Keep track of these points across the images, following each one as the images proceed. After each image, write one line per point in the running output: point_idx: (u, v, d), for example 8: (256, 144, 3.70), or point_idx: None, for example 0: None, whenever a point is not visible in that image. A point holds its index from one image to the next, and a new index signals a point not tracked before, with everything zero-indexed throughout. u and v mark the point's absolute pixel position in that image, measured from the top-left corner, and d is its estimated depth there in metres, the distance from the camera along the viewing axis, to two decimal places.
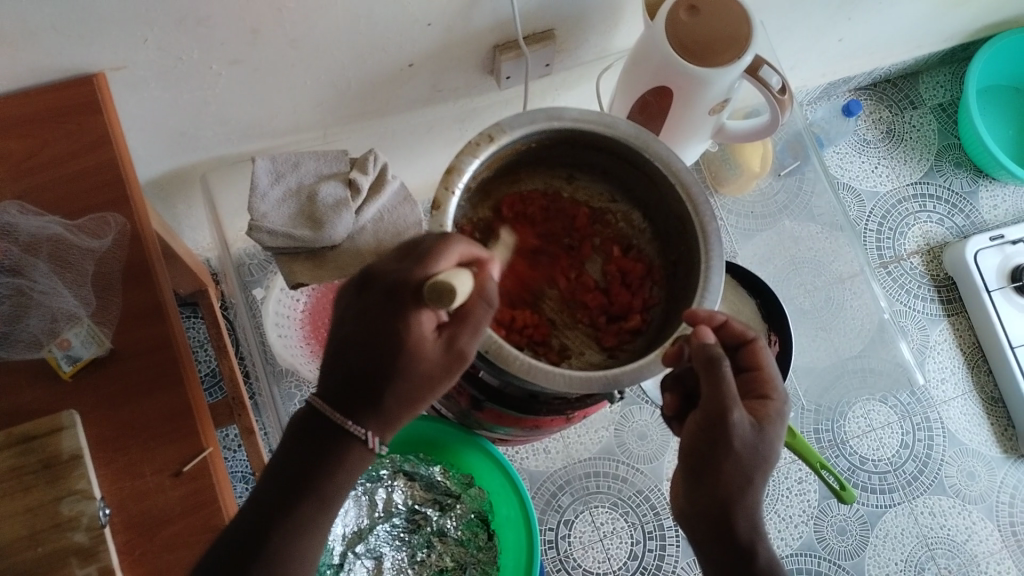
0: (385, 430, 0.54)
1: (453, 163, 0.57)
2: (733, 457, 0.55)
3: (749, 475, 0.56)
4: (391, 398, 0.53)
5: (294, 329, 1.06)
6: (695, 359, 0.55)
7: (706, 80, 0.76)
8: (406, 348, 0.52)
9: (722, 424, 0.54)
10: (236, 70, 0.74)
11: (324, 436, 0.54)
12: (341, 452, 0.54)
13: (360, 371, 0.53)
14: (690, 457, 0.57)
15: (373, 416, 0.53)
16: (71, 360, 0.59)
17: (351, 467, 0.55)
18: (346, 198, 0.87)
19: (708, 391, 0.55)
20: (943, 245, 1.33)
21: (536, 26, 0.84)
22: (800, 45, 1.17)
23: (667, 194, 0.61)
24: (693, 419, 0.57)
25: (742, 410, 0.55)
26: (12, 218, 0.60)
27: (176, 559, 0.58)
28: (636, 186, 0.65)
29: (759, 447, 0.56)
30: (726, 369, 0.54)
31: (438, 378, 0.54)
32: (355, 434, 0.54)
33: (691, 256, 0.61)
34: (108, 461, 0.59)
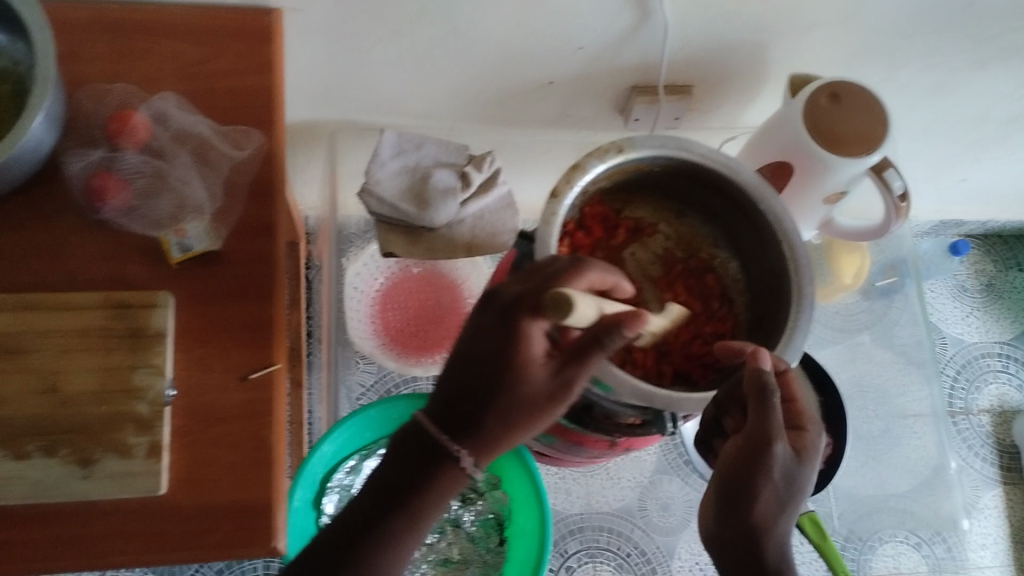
0: (482, 456, 0.58)
1: (578, 162, 0.59)
2: (769, 487, 0.56)
3: (783, 504, 0.56)
4: (492, 419, 0.57)
5: (364, 306, 1.11)
6: (748, 386, 0.57)
7: (831, 166, 0.78)
8: (518, 368, 0.56)
9: (761, 452, 0.55)
10: (396, 41, 0.80)
11: (425, 454, 0.58)
12: (434, 469, 0.58)
13: (467, 388, 0.58)
14: (726, 479, 0.57)
15: (475, 434, 0.57)
16: (183, 249, 0.63)
17: (442, 486, 0.58)
18: (456, 187, 0.91)
19: (754, 419, 0.56)
20: (1017, 411, 1.29)
21: (678, 78, 0.88)
22: (923, 173, 1.18)
23: (772, 249, 0.62)
24: (733, 445, 0.58)
25: (783, 442, 0.56)
26: (168, 109, 0.66)
27: (220, 456, 0.61)
28: (741, 234, 0.66)
29: (795, 478, 0.57)
30: (774, 403, 0.55)
31: (542, 400, 0.57)
32: (450, 451, 0.58)
33: (777, 313, 0.62)
34: (186, 349, 0.63)
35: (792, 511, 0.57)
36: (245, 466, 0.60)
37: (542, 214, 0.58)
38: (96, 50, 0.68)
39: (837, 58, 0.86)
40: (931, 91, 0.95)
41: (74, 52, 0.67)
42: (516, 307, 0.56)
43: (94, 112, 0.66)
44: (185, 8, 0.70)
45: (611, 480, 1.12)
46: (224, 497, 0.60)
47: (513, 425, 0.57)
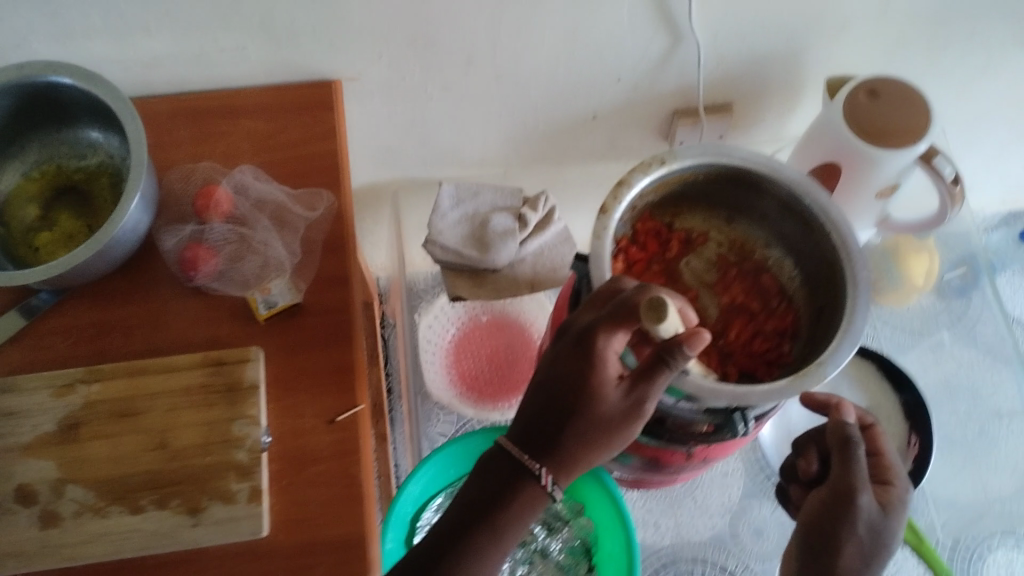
0: (563, 474, 0.59)
1: (623, 177, 0.62)
2: (853, 540, 0.65)
3: (866, 557, 0.65)
4: (571, 437, 0.58)
5: (439, 357, 1.12)
6: (833, 438, 0.70)
7: (878, 160, 0.78)
8: (593, 387, 0.58)
9: (846, 500, 0.66)
10: (446, 96, 0.85)
11: (507, 477, 0.60)
12: (519, 486, 0.59)
13: (546, 411, 0.60)
14: (813, 529, 0.67)
15: (554, 452, 0.59)
16: (268, 305, 0.68)
17: (526, 505, 0.59)
18: (514, 228, 0.95)
19: (839, 469, 0.68)
20: None
21: (717, 96, 0.90)
22: (983, 164, 1.16)
23: (822, 240, 0.63)
24: (814, 495, 0.62)
25: (863, 497, 0.61)
26: (246, 180, 0.72)
27: (316, 494, 0.65)
28: (791, 231, 0.67)
29: (877, 529, 0.66)
30: (856, 452, 0.67)
31: (616, 420, 0.58)
32: (531, 469, 0.59)
33: (835, 299, 0.62)
34: (277, 398, 0.67)
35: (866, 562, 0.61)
36: (338, 501, 0.65)
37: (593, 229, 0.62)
38: (181, 136, 0.75)
39: (875, 58, 0.87)
40: (978, 76, 0.94)
41: (162, 140, 0.74)
42: (590, 332, 0.59)
43: (181, 192, 0.72)
44: (255, 90, 0.77)
45: (699, 508, 1.11)
46: (321, 533, 0.64)
47: (588, 443, 0.58)
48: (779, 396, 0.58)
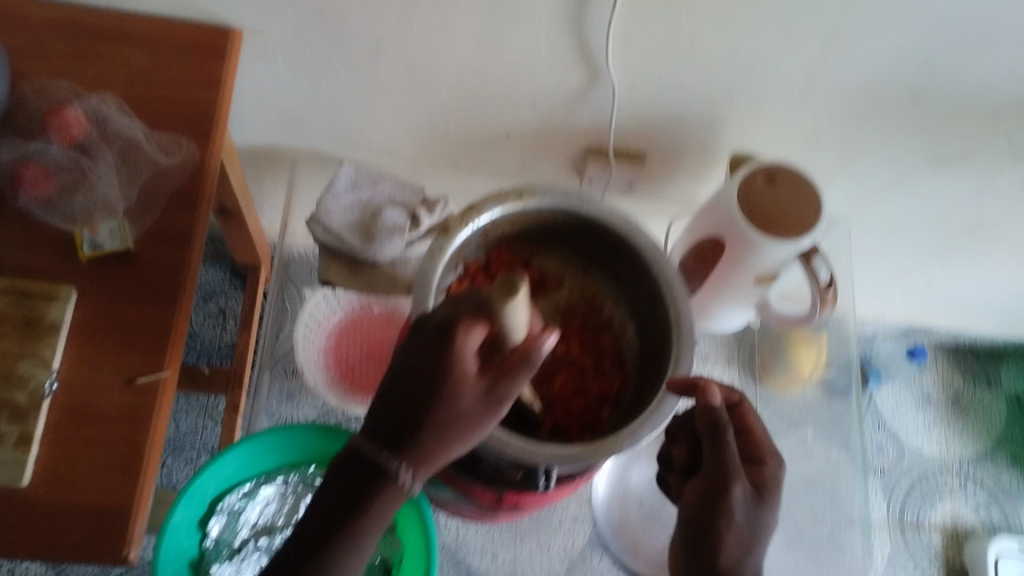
0: (420, 473, 0.52)
1: (477, 203, 0.61)
2: (734, 529, 0.58)
3: (748, 546, 0.58)
4: (428, 433, 0.51)
5: (317, 338, 1.05)
6: (699, 420, 0.61)
7: (761, 248, 0.78)
8: (454, 384, 0.51)
9: (721, 489, 0.58)
10: (354, 74, 0.81)
11: (359, 476, 0.52)
12: (375, 489, 0.51)
13: (398, 407, 0.52)
14: (689, 523, 0.59)
15: (410, 452, 0.51)
16: (93, 246, 0.65)
17: (384, 507, 0.52)
18: (404, 227, 0.91)
19: (712, 455, 0.59)
20: (969, 532, 1.26)
21: (629, 144, 0.88)
22: (885, 273, 1.17)
23: (660, 314, 0.64)
24: (693, 487, 0.60)
25: (742, 483, 0.59)
26: (107, 111, 0.70)
27: (90, 456, 0.61)
28: (639, 297, 0.68)
29: (757, 517, 0.59)
30: (727, 436, 0.59)
31: (475, 420, 0.52)
32: (389, 472, 0.51)
33: (657, 371, 0.64)
34: (78, 345, 0.64)
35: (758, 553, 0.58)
36: (112, 467, 0.61)
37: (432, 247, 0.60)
38: (54, 47, 0.70)
39: (789, 144, 0.87)
40: (887, 187, 0.94)
41: (33, 46, 0.70)
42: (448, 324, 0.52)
43: (36, 108, 0.69)
44: (145, 17, 0.73)
45: (540, 544, 1.05)
46: (84, 494, 0.61)
47: (446, 444, 0.52)
48: (568, 462, 0.59)
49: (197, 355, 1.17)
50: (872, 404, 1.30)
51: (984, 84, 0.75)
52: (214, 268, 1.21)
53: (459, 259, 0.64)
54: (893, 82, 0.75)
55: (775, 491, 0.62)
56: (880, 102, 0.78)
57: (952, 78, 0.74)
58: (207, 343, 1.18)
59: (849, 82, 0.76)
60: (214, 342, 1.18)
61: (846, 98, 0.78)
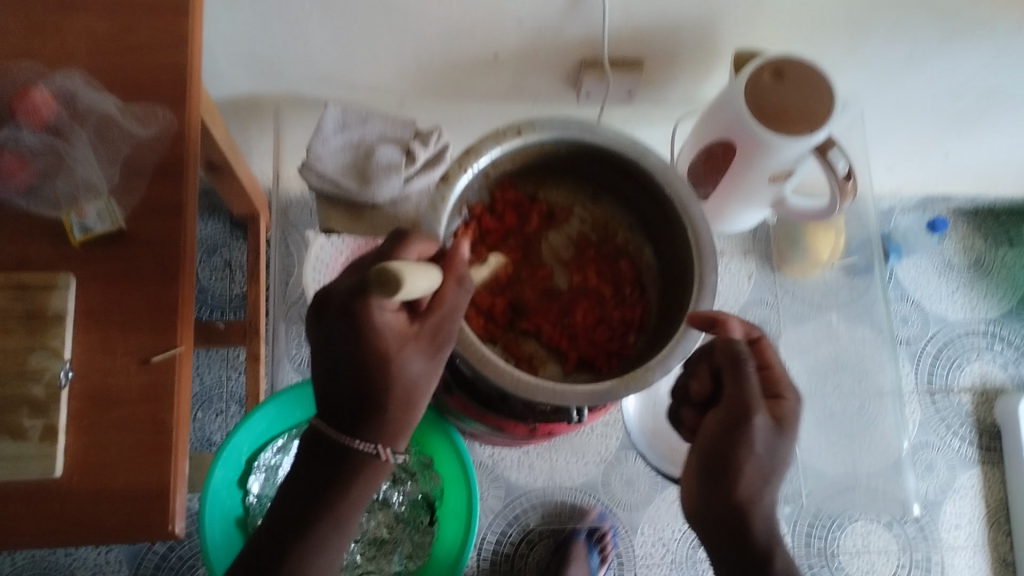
0: (398, 440, 0.53)
1: (475, 145, 0.59)
2: (752, 460, 0.58)
3: (766, 477, 0.59)
4: (387, 406, 0.51)
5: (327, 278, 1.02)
6: (721, 355, 0.61)
7: (773, 144, 0.75)
8: (392, 355, 0.50)
9: (739, 422, 0.58)
10: (327, 13, 0.76)
11: (332, 460, 0.53)
12: (352, 470, 0.53)
13: (343, 392, 0.52)
14: (707, 454, 0.59)
15: (380, 427, 0.52)
16: (83, 229, 0.63)
17: (364, 483, 0.53)
18: (400, 163, 0.87)
19: (733, 389, 0.59)
20: (1000, 391, 1.25)
21: (624, 51, 0.84)
22: (901, 151, 1.13)
23: (677, 232, 0.62)
24: (714, 418, 0.60)
25: (763, 415, 0.58)
26: (75, 86, 0.66)
27: (118, 439, 0.61)
28: (654, 219, 0.66)
29: (775, 451, 0.59)
30: (748, 371, 0.59)
31: (427, 373, 0.52)
32: (366, 451, 0.52)
33: (682, 297, 0.61)
34: (86, 330, 0.63)
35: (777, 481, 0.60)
36: (142, 448, 0.61)
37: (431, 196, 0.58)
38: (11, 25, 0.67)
39: (793, 34, 0.82)
40: (899, 65, 0.89)
41: None
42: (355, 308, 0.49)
43: None
44: None
45: (575, 453, 1.07)
46: (120, 480, 0.60)
47: (411, 409, 0.52)
48: (600, 397, 0.56)
49: (211, 310, 1.15)
50: (893, 278, 1.28)
51: None
52: (214, 220, 1.18)
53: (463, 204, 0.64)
54: None
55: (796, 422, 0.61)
56: None
57: None
58: (218, 297, 1.16)
59: None
60: (225, 295, 1.16)
61: None
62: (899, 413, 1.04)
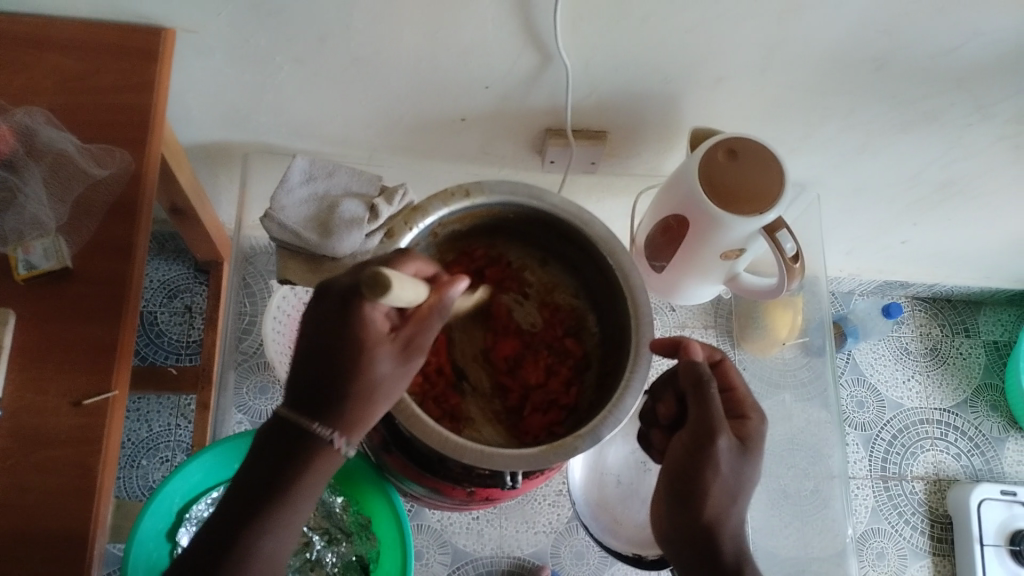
0: (353, 431, 0.53)
1: (422, 204, 0.61)
2: (719, 481, 0.60)
3: (733, 497, 0.61)
4: (349, 397, 0.52)
5: (288, 330, 1.00)
6: (685, 377, 0.63)
7: (726, 223, 0.76)
8: (368, 351, 0.52)
9: (706, 442, 0.60)
10: (297, 69, 0.77)
11: (290, 443, 0.53)
12: (308, 455, 0.53)
13: (312, 377, 0.53)
14: (676, 478, 0.62)
15: (338, 418, 0.53)
16: (28, 266, 0.64)
17: (316, 468, 0.53)
18: (363, 218, 0.84)
19: (696, 410, 0.61)
20: (952, 481, 1.25)
21: (589, 122, 0.86)
22: (858, 234, 1.16)
23: (618, 300, 0.65)
24: (681, 440, 0.62)
25: (727, 436, 0.60)
26: (35, 124, 0.68)
27: (40, 482, 0.60)
28: (596, 286, 0.69)
29: (741, 470, 0.62)
30: (711, 390, 0.61)
31: (394, 377, 0.53)
32: (320, 435, 0.52)
33: (620, 362, 0.63)
34: (22, 368, 0.62)
35: (745, 502, 0.62)
36: (64, 493, 0.60)
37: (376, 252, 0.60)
38: None
39: (751, 116, 0.84)
40: (853, 152, 0.92)
41: None
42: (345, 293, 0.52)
43: None
44: (71, 23, 0.70)
45: (526, 520, 1.05)
46: (37, 526, 0.59)
47: (369, 406, 0.53)
48: (527, 463, 0.56)
49: (165, 355, 1.14)
50: (849, 361, 1.29)
51: (950, 45, 0.72)
52: (177, 264, 1.18)
53: (410, 260, 0.66)
54: (853, 50, 0.73)
55: (759, 443, 0.64)
56: (842, 69, 0.76)
57: (915, 41, 0.72)
58: (174, 342, 1.15)
59: (812, 50, 0.73)
60: (181, 340, 1.15)
61: (810, 67, 0.76)
62: (847, 498, 1.02)
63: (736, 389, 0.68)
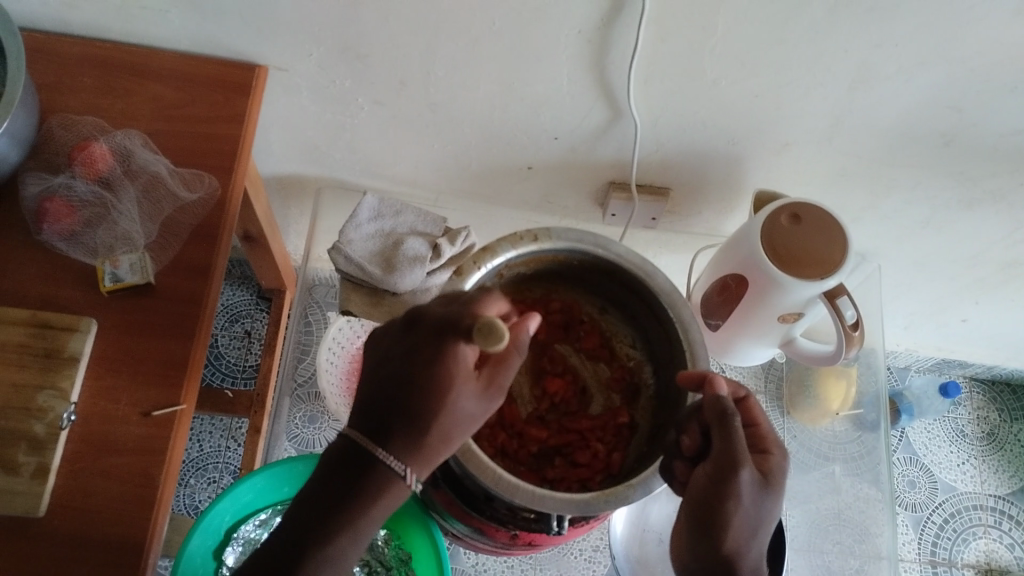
0: (424, 468, 0.53)
1: (491, 245, 0.63)
2: (740, 513, 0.55)
3: (753, 533, 0.56)
4: (430, 435, 0.52)
5: (341, 362, 1.02)
6: (710, 411, 0.58)
7: (787, 287, 0.77)
8: (450, 387, 0.52)
9: (727, 475, 0.55)
10: (377, 111, 0.80)
11: (357, 471, 0.53)
12: (375, 487, 0.53)
13: (391, 404, 0.53)
14: (693, 509, 0.57)
15: (415, 451, 0.53)
16: (114, 279, 0.67)
17: (384, 501, 0.53)
18: (425, 257, 0.87)
19: (719, 441, 0.56)
20: (1005, 572, 1.21)
21: (652, 178, 0.87)
22: (916, 309, 1.14)
23: (676, 353, 0.66)
24: (699, 471, 0.57)
25: (750, 469, 0.56)
26: (132, 146, 0.72)
27: (104, 487, 0.62)
28: (654, 340, 0.70)
29: (762, 506, 0.57)
30: (735, 425, 0.57)
31: (476, 416, 0.54)
32: (394, 469, 0.52)
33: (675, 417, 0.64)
34: (97, 376, 0.65)
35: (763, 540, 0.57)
36: (126, 499, 0.62)
37: (444, 288, 0.62)
38: (85, 88, 0.73)
39: (815, 182, 0.85)
40: (917, 225, 0.91)
41: (64, 83, 0.73)
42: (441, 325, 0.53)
43: (62, 141, 0.72)
44: (174, 55, 0.75)
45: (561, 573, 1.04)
46: (97, 529, 0.61)
47: (449, 444, 0.53)
48: (578, 508, 0.57)
49: (221, 378, 1.17)
50: (903, 439, 1.27)
51: (1021, 127, 0.73)
52: (241, 290, 1.22)
53: None
54: (922, 125, 0.74)
55: (782, 479, 0.60)
56: (910, 142, 0.76)
57: (984, 120, 0.72)
58: (232, 365, 1.18)
59: (878, 122, 0.74)
60: (238, 364, 1.18)
61: (878, 139, 0.76)
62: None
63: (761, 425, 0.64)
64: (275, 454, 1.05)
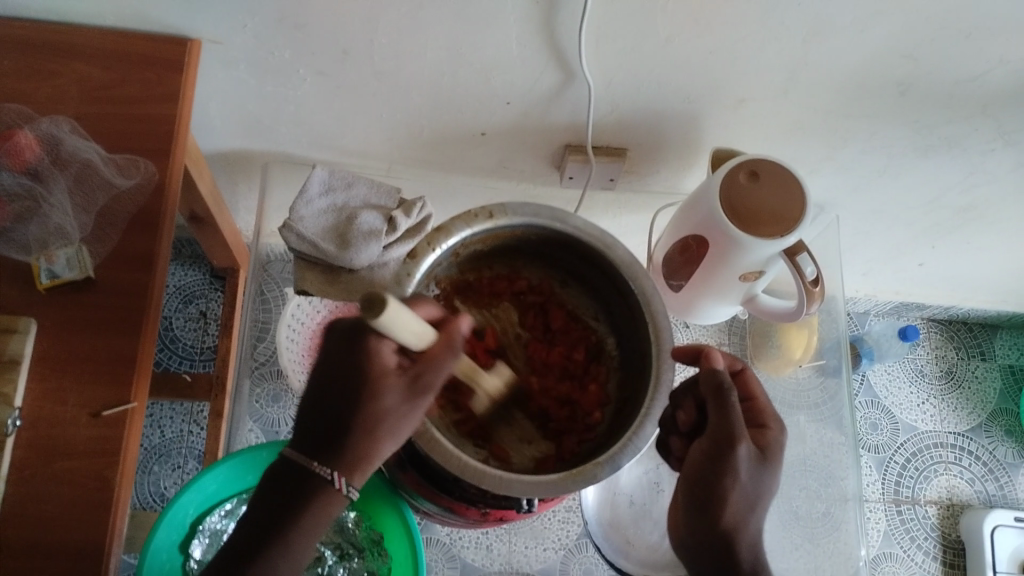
0: (355, 472, 0.55)
1: (445, 224, 0.61)
2: (738, 487, 0.60)
3: (751, 505, 0.61)
4: (353, 436, 0.54)
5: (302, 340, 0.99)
6: (705, 385, 0.62)
7: (746, 247, 0.76)
8: (370, 385, 0.53)
9: (726, 450, 0.60)
10: (320, 82, 0.77)
11: (293, 487, 0.55)
12: (308, 497, 0.54)
13: (321, 412, 0.55)
14: (694, 484, 0.61)
15: (343, 454, 0.54)
16: (50, 275, 0.65)
17: (318, 512, 0.55)
18: (380, 231, 0.84)
19: (716, 418, 0.61)
20: (966, 506, 1.24)
21: (609, 140, 0.86)
22: (875, 255, 1.15)
23: (639, 325, 0.65)
24: (698, 446, 0.62)
25: (747, 445, 0.60)
26: (60, 133, 0.68)
27: (58, 493, 0.60)
28: (617, 312, 0.70)
29: (760, 478, 0.61)
30: (732, 399, 0.61)
31: (403, 413, 0.55)
32: (322, 475, 0.54)
33: (640, 388, 0.63)
34: (40, 378, 0.63)
35: (760, 510, 0.62)
36: (80, 504, 0.60)
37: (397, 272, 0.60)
38: (5, 71, 0.69)
39: (772, 136, 0.84)
40: (874, 174, 0.91)
41: None
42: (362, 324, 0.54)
43: None
44: (99, 32, 0.70)
45: (535, 536, 1.05)
46: (53, 535, 0.59)
47: (374, 442, 0.54)
48: (546, 488, 0.56)
49: (179, 361, 1.14)
50: (864, 383, 1.28)
51: (975, 72, 0.72)
52: (194, 270, 1.19)
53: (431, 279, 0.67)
54: (877, 75, 0.73)
55: (777, 453, 0.64)
56: (866, 92, 0.75)
57: (939, 68, 0.71)
58: (189, 348, 1.15)
59: (831, 74, 0.73)
60: (196, 346, 1.15)
61: (834, 90, 0.75)
62: (861, 521, 1.01)
63: (756, 401, 0.68)
64: (238, 438, 1.03)
